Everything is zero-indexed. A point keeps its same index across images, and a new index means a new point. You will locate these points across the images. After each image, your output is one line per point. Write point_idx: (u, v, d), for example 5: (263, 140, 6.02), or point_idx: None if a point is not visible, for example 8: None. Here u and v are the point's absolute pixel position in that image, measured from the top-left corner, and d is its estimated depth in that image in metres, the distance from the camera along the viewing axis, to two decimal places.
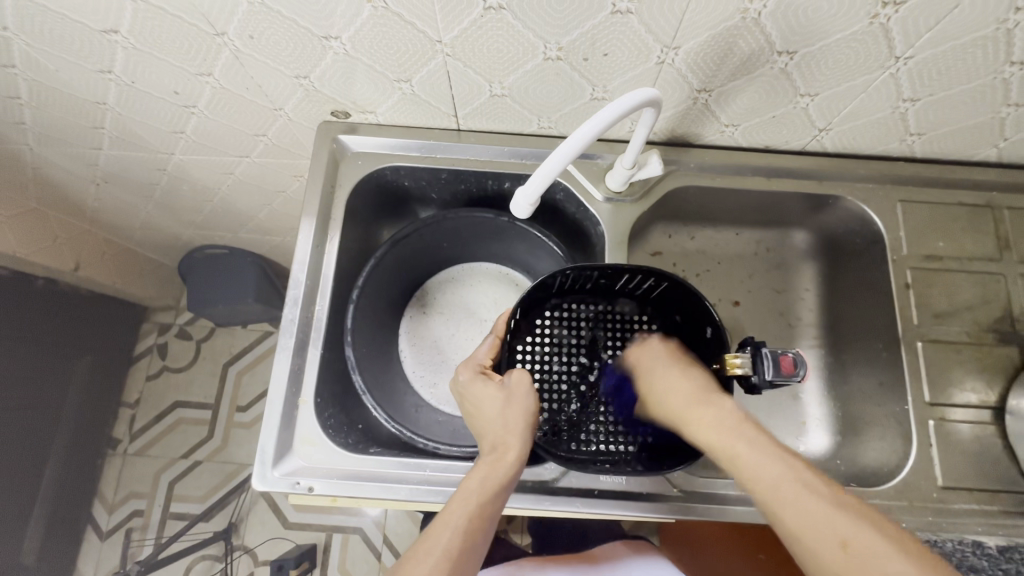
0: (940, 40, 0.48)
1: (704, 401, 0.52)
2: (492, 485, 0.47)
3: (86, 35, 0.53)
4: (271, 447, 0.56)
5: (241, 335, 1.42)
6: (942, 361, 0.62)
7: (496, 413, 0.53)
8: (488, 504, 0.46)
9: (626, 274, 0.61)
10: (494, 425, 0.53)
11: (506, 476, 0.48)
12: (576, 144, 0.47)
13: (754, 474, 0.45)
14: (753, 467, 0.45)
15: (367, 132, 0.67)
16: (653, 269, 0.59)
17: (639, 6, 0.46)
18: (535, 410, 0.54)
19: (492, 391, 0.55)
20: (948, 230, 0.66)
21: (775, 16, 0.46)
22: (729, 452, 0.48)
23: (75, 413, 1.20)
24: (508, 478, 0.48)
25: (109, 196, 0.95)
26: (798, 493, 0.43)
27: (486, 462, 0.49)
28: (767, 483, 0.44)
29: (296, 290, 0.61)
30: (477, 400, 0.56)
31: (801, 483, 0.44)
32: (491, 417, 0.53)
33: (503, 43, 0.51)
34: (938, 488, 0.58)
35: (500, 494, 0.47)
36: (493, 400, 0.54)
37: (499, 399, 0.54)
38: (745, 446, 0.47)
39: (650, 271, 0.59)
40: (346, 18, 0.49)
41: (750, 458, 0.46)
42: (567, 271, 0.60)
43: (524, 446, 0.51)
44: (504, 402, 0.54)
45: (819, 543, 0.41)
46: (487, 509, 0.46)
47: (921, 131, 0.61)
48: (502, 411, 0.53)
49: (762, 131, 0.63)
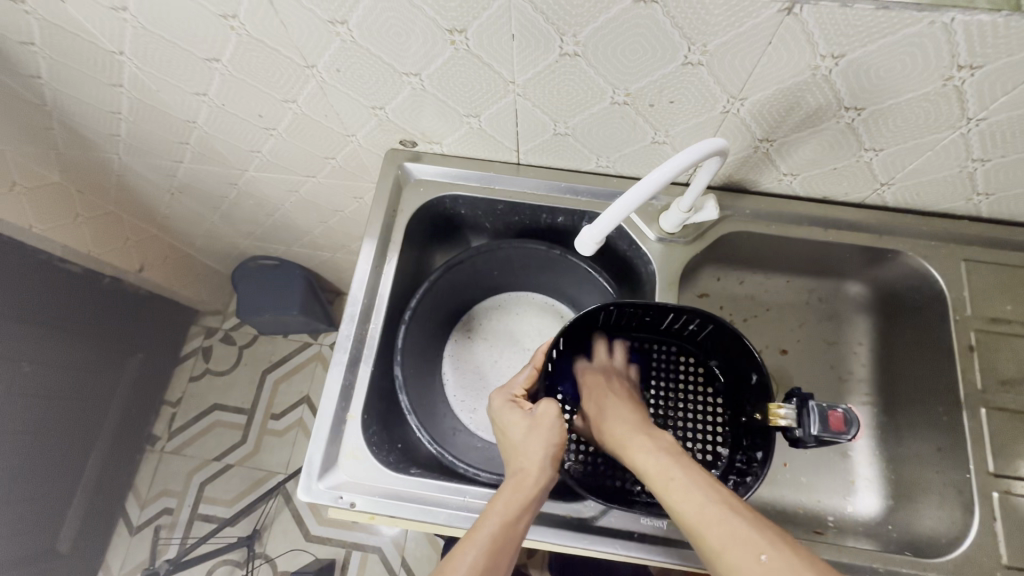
0: (1018, 104, 0.47)
1: (641, 450, 0.50)
2: (512, 509, 0.47)
3: (190, 61, 0.58)
4: (317, 459, 0.58)
5: (282, 344, 1.47)
6: (1008, 430, 0.59)
7: (520, 440, 0.53)
8: (511, 527, 0.46)
9: (670, 314, 0.61)
10: (517, 451, 0.52)
11: (527, 501, 0.48)
12: (646, 189, 0.48)
13: (681, 511, 0.44)
14: (680, 496, 0.45)
15: (431, 161, 0.70)
16: (696, 309, 0.58)
17: (711, 59, 0.47)
18: (561, 441, 0.52)
19: (518, 418, 0.54)
20: (1016, 293, 0.64)
21: (845, 75, 0.47)
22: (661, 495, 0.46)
23: (122, 407, 1.26)
24: (529, 503, 0.48)
25: (179, 205, 1.01)
26: (680, 474, 0.46)
27: (509, 488, 0.49)
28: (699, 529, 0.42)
29: (354, 307, 0.64)
30: (505, 425, 0.55)
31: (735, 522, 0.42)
32: (513, 445, 0.53)
33: (573, 86, 0.53)
34: (1002, 567, 0.54)
35: (521, 519, 0.47)
36: (519, 427, 0.54)
37: (525, 427, 0.53)
38: (672, 485, 0.46)
39: (692, 312, 0.58)
40: (428, 58, 0.52)
41: (682, 488, 0.45)
42: (608, 307, 0.60)
43: (546, 472, 0.50)
44: (528, 431, 0.53)
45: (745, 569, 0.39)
46: (509, 535, 0.45)
47: (989, 192, 0.60)
48: (526, 439, 0.52)
49: (822, 182, 0.63)
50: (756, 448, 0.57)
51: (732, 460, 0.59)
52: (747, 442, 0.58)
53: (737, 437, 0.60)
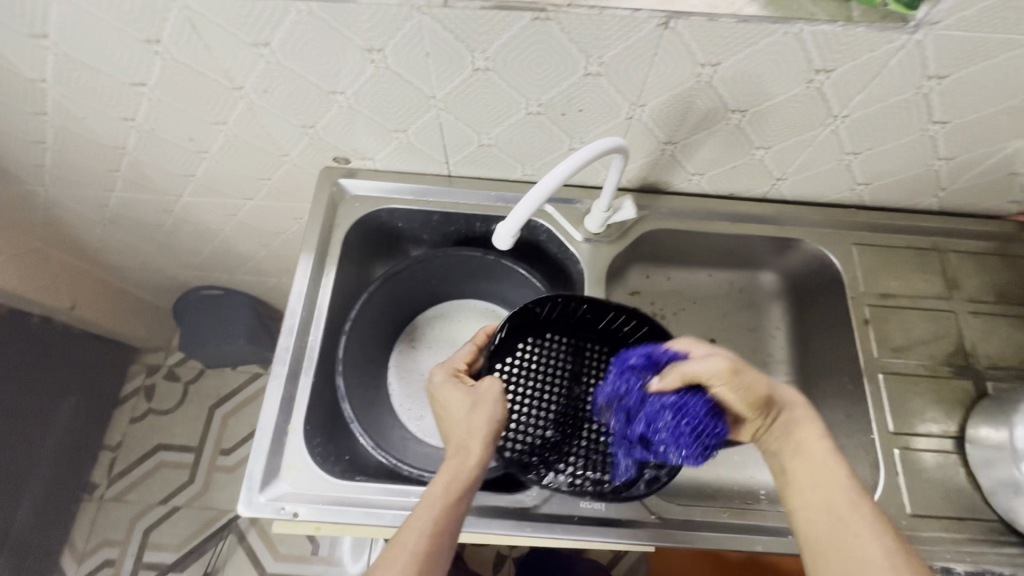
0: (870, 102, 0.55)
1: (803, 439, 0.47)
2: (455, 490, 0.47)
3: (114, 86, 0.59)
4: (258, 472, 0.58)
5: (230, 376, 1.43)
6: (903, 392, 0.66)
7: (463, 417, 0.52)
8: (453, 510, 0.46)
9: (611, 315, 0.65)
10: (458, 428, 0.52)
11: (469, 482, 0.48)
12: (548, 185, 0.51)
13: (829, 505, 0.44)
14: (841, 496, 0.44)
15: (365, 176, 0.72)
16: (636, 309, 0.63)
17: (607, 70, 0.53)
18: (502, 417, 0.53)
19: (460, 395, 0.54)
20: (900, 270, 0.72)
21: (724, 81, 0.53)
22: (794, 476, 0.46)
23: (53, 455, 1.18)
24: (471, 483, 0.48)
25: (112, 236, 0.99)
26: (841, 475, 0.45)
27: (449, 467, 0.48)
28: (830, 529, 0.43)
29: (292, 320, 0.65)
30: (445, 401, 0.55)
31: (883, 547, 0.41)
32: (456, 422, 0.52)
33: (489, 99, 0.57)
34: (907, 516, 0.60)
35: (463, 499, 0.47)
36: (459, 403, 0.53)
37: (466, 403, 0.53)
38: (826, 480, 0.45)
39: (633, 311, 0.63)
40: (352, 77, 0.55)
41: (844, 490, 0.44)
42: (558, 297, 0.63)
43: (487, 452, 0.50)
44: (469, 408, 0.53)
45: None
46: (451, 515, 0.46)
47: (867, 182, 0.68)
48: (468, 416, 0.52)
49: (725, 179, 0.70)
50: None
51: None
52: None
53: None
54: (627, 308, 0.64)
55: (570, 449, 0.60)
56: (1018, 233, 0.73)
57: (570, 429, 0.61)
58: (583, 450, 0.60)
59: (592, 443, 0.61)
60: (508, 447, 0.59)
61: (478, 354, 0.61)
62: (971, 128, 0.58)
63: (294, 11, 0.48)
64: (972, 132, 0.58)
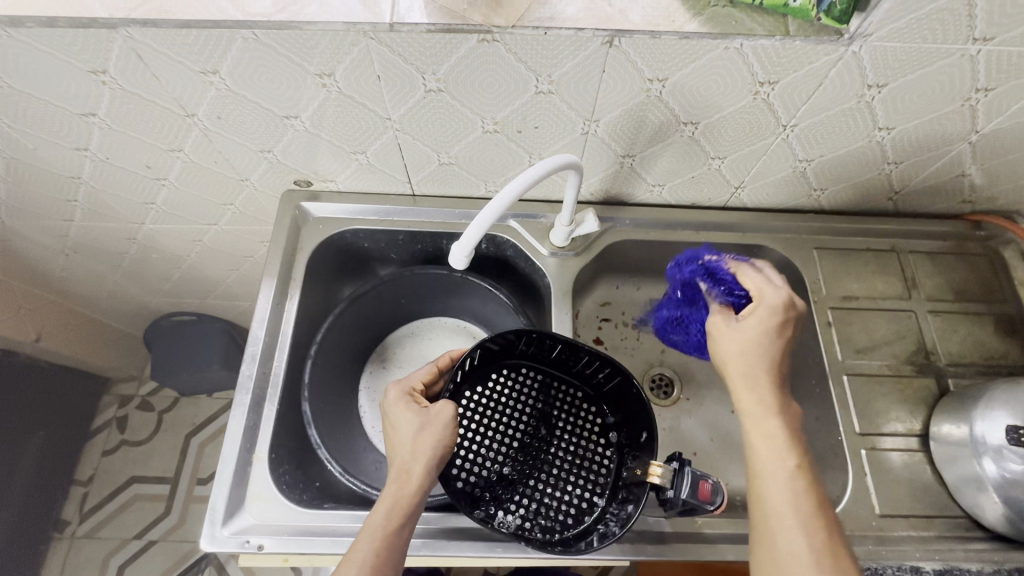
0: (816, 111, 0.56)
1: (760, 412, 0.47)
2: (397, 518, 0.47)
3: (64, 117, 0.58)
4: (222, 505, 0.56)
5: (206, 404, 1.40)
6: (867, 393, 0.67)
7: (409, 440, 0.52)
8: (395, 538, 0.46)
9: (580, 357, 0.63)
10: (404, 450, 0.51)
11: (412, 507, 0.48)
12: (501, 203, 0.51)
13: (762, 467, 0.44)
14: (768, 477, 0.44)
15: (328, 199, 0.72)
16: (605, 356, 0.60)
17: (558, 88, 0.53)
18: (450, 440, 0.53)
19: (409, 415, 0.53)
20: (860, 272, 0.73)
21: (673, 95, 0.54)
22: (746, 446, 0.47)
23: (20, 493, 1.15)
24: (414, 508, 0.48)
25: (76, 266, 0.97)
26: (775, 456, 0.44)
27: (391, 492, 0.48)
28: (766, 500, 0.43)
29: (255, 346, 0.64)
30: (395, 420, 0.54)
31: (809, 527, 0.41)
32: (402, 442, 0.52)
33: (445, 119, 0.57)
34: (877, 516, 0.60)
35: (406, 525, 0.48)
36: (409, 424, 0.53)
37: (415, 424, 0.52)
38: (775, 459, 0.44)
39: (601, 356, 0.61)
40: (305, 101, 0.55)
41: (774, 469, 0.44)
42: (528, 333, 0.62)
43: (432, 475, 0.51)
44: (417, 430, 0.52)
45: (785, 549, 0.41)
46: (393, 543, 0.46)
47: (823, 187, 0.70)
48: (415, 438, 0.52)
49: (686, 189, 0.71)
50: (628, 502, 0.58)
51: (605, 513, 0.59)
52: (621, 497, 0.59)
53: (614, 489, 0.60)
54: (597, 352, 0.62)
55: (524, 489, 0.59)
56: (971, 232, 0.75)
57: (529, 467, 0.61)
58: (534, 492, 0.59)
59: (547, 485, 0.60)
60: (462, 478, 0.59)
61: (438, 376, 0.61)
62: (916, 134, 0.59)
63: (240, 39, 0.48)
64: (918, 137, 0.60)
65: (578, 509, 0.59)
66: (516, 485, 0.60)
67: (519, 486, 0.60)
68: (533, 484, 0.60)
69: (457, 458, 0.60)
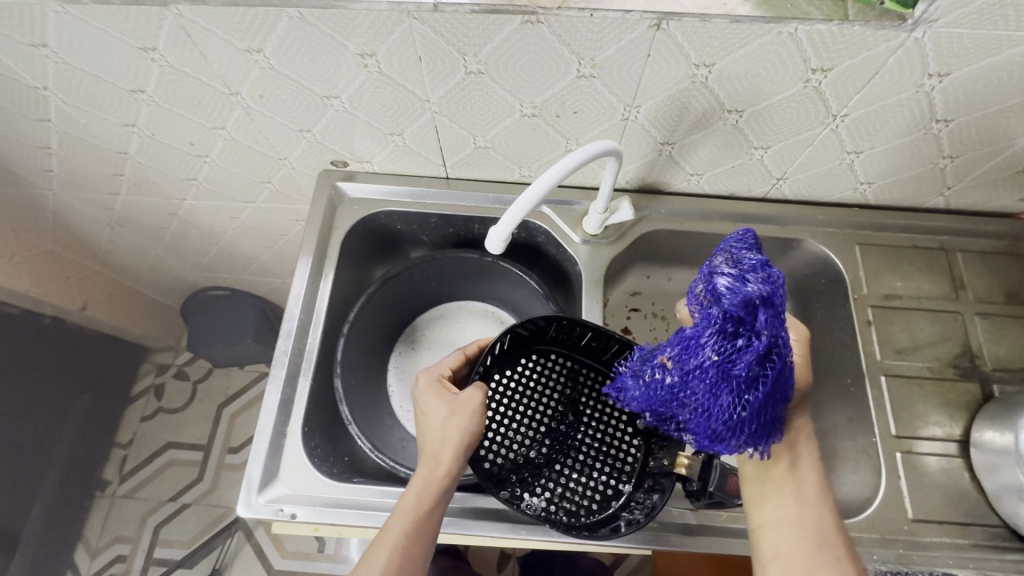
0: (870, 100, 0.54)
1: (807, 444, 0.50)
2: (426, 504, 0.48)
3: (115, 93, 0.60)
4: (257, 474, 0.58)
5: (238, 376, 1.44)
6: (906, 395, 0.65)
7: (439, 427, 0.52)
8: (424, 523, 0.48)
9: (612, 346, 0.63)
10: (433, 435, 0.52)
11: (439, 492, 0.49)
12: (541, 188, 0.51)
13: (805, 497, 0.48)
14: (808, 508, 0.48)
15: (363, 179, 0.73)
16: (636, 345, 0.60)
17: (601, 72, 0.52)
18: (478, 427, 0.53)
19: (438, 402, 0.54)
20: (904, 270, 0.70)
21: (720, 81, 0.53)
22: (752, 468, 0.50)
23: (66, 453, 1.21)
24: (442, 494, 0.49)
25: (121, 238, 1.00)
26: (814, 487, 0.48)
27: (420, 476, 0.50)
28: (774, 522, 0.48)
29: (291, 323, 0.65)
30: (425, 406, 0.55)
31: (818, 553, 0.46)
32: (431, 428, 0.53)
33: (483, 102, 0.57)
34: (909, 520, 0.59)
35: (434, 510, 0.49)
36: (438, 411, 0.53)
37: (444, 411, 0.53)
38: (787, 488, 0.48)
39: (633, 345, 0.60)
40: (345, 80, 0.55)
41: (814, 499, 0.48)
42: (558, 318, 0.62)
43: (459, 461, 0.51)
44: (445, 416, 0.53)
45: (795, 571, 0.46)
46: (421, 529, 0.47)
47: (870, 180, 0.67)
48: (443, 423, 0.53)
49: (725, 179, 0.69)
50: (653, 491, 0.58)
51: (631, 500, 0.59)
52: (647, 487, 0.59)
53: (641, 477, 0.60)
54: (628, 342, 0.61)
55: (550, 473, 0.60)
56: None
57: (555, 452, 0.61)
58: (560, 476, 0.60)
59: (573, 471, 0.60)
60: (490, 459, 0.60)
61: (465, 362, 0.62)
62: (978, 125, 0.56)
63: (286, 17, 0.48)
64: (978, 131, 0.57)
65: (603, 495, 0.59)
66: (542, 470, 0.60)
67: (545, 471, 0.60)
68: (559, 470, 0.60)
69: (485, 439, 0.60)
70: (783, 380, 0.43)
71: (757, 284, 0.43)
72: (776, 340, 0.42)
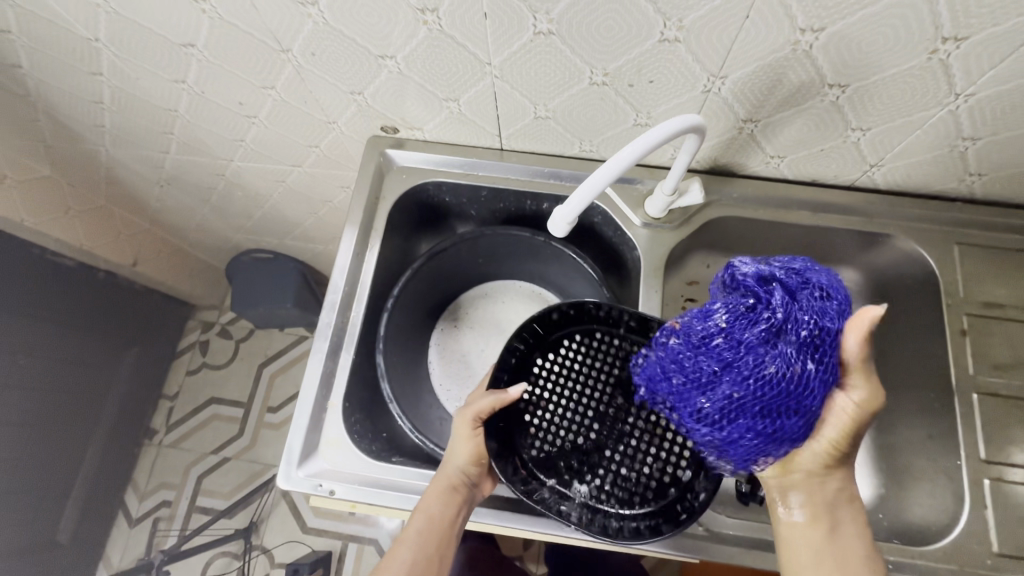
0: (1005, 78, 0.46)
1: (835, 498, 0.46)
2: (431, 505, 0.54)
3: (166, 47, 0.57)
4: (298, 446, 0.57)
5: (278, 337, 1.47)
6: (999, 416, 0.58)
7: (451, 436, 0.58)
8: (431, 524, 0.53)
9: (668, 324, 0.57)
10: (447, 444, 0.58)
11: (446, 493, 0.54)
12: (614, 168, 0.46)
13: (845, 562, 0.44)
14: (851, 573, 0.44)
15: (413, 147, 0.69)
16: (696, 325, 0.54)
17: (688, 36, 0.46)
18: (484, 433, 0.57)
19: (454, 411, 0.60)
20: (1009, 277, 0.62)
21: (826, 50, 0.46)
22: (786, 529, 0.47)
23: (118, 401, 1.27)
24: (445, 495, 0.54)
25: (170, 197, 1.01)
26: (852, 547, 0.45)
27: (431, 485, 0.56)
28: None
29: (335, 295, 0.63)
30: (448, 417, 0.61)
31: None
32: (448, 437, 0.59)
33: (550, 67, 0.52)
34: (992, 554, 0.54)
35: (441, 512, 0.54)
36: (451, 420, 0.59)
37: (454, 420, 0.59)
38: (824, 552, 0.45)
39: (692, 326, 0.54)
40: (402, 39, 0.51)
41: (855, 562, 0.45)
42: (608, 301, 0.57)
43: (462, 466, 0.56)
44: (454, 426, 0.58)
45: None
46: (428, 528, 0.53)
47: (983, 172, 0.59)
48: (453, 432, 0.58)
49: (809, 164, 0.62)
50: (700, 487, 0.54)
51: (694, 484, 0.55)
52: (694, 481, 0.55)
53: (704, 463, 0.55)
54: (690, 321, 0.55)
55: (600, 460, 0.56)
56: None
57: (605, 439, 0.57)
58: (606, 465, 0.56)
59: (624, 459, 0.56)
60: (535, 445, 0.57)
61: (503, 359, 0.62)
62: None
63: None
64: None
65: (651, 488, 0.55)
66: (592, 458, 0.56)
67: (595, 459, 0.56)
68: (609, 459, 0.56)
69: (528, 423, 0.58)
70: (786, 378, 0.42)
71: (781, 270, 0.44)
72: (788, 326, 0.42)
